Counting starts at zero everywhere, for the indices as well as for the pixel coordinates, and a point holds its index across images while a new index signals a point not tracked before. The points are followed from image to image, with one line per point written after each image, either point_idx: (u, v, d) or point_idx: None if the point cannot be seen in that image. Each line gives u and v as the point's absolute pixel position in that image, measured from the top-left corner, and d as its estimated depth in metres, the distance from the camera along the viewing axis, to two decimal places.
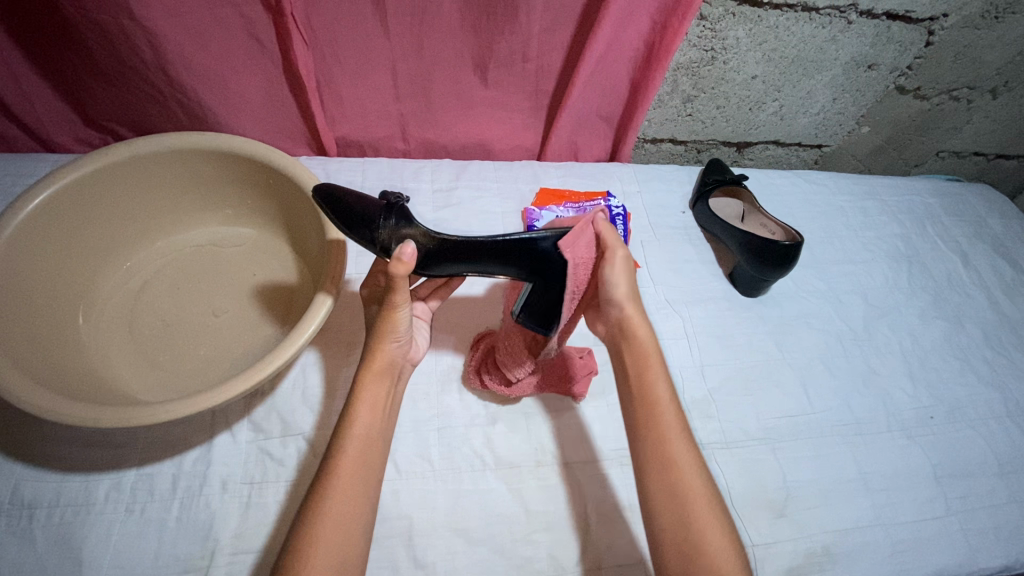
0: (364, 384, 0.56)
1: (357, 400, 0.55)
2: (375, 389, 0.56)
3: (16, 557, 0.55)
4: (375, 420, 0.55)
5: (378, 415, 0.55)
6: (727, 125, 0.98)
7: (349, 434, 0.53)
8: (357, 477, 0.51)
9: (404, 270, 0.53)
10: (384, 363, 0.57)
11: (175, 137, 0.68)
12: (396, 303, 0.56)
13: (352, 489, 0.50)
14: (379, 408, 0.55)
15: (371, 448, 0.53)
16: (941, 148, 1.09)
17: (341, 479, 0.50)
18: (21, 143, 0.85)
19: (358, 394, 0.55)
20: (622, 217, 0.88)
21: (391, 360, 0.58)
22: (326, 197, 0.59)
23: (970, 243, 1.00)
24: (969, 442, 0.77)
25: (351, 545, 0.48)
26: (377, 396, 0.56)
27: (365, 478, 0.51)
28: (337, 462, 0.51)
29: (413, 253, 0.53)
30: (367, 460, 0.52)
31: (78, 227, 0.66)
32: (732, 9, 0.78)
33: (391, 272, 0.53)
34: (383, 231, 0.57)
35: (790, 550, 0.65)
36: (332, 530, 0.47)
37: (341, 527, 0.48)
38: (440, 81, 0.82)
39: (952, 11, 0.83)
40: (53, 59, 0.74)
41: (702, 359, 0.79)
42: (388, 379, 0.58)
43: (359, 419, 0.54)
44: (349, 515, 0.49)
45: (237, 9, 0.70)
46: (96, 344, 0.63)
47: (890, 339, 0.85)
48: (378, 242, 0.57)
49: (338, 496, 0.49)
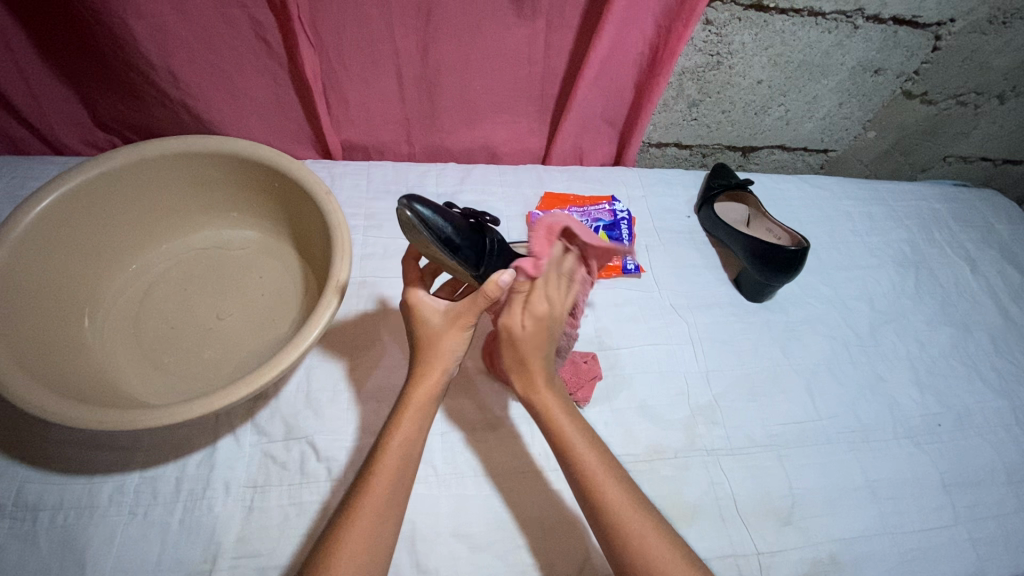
0: (406, 405, 0.54)
1: (396, 420, 0.53)
2: (418, 412, 0.54)
3: (19, 559, 0.55)
4: (415, 441, 0.53)
5: (418, 437, 0.53)
6: (732, 129, 0.98)
7: (385, 453, 0.51)
8: (388, 495, 0.50)
9: (495, 293, 0.52)
10: (428, 391, 0.54)
11: (182, 141, 0.68)
12: (465, 321, 0.55)
13: (382, 508, 0.49)
14: (419, 432, 0.53)
15: (406, 468, 0.52)
16: (947, 153, 1.08)
17: (373, 499, 0.49)
18: (30, 144, 0.86)
19: (403, 412, 0.53)
20: (626, 221, 0.89)
21: (438, 388, 0.55)
22: (429, 212, 0.51)
23: (978, 249, 0.99)
24: (978, 450, 0.76)
25: (374, 562, 0.47)
26: (420, 418, 0.53)
27: (396, 496, 0.50)
28: (369, 477, 0.50)
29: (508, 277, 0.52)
30: (401, 480, 0.51)
31: (85, 230, 0.67)
32: (737, 13, 0.77)
33: (485, 291, 0.52)
34: (487, 256, 0.55)
35: (796, 558, 0.64)
36: (356, 547, 0.47)
37: (365, 545, 0.47)
38: (446, 85, 0.82)
39: (959, 16, 0.83)
40: (62, 61, 0.74)
41: (707, 364, 0.78)
42: (432, 406, 0.55)
43: (401, 440, 0.52)
44: (373, 531, 0.48)
45: (245, 9, 0.70)
46: (102, 347, 0.64)
47: (897, 346, 0.85)
48: (482, 266, 0.55)
49: (368, 515, 0.48)
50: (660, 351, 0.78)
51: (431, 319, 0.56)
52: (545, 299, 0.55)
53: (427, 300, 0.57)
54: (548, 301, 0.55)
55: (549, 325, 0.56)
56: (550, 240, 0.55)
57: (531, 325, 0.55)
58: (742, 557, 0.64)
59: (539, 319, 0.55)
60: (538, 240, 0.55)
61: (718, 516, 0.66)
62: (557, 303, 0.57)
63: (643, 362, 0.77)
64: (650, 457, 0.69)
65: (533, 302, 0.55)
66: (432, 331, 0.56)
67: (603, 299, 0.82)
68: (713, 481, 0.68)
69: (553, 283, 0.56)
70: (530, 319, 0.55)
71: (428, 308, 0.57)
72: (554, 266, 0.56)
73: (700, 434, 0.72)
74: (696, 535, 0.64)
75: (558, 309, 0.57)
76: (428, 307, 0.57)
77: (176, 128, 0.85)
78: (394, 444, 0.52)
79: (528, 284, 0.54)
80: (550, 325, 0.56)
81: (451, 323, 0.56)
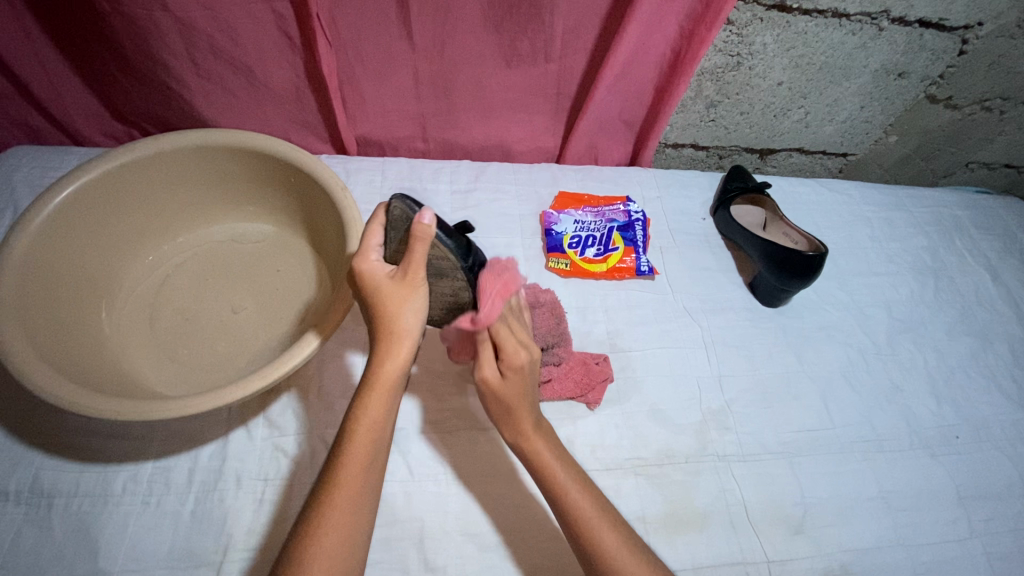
0: (372, 388, 0.51)
1: (363, 404, 0.50)
2: (386, 395, 0.51)
3: (34, 545, 0.56)
4: (382, 429, 0.50)
5: (387, 424, 0.51)
6: (750, 131, 0.96)
7: (352, 446, 0.49)
8: (359, 483, 0.48)
9: (425, 233, 0.51)
10: (396, 371, 0.51)
11: (200, 134, 0.69)
12: (416, 276, 0.52)
13: (357, 496, 0.47)
14: (387, 418, 0.51)
15: (377, 455, 0.50)
16: (970, 159, 1.06)
17: (345, 494, 0.47)
18: (51, 135, 0.87)
19: (364, 402, 0.50)
20: (641, 222, 0.89)
21: (405, 370, 0.52)
22: (416, 207, 0.56)
23: (999, 258, 0.97)
24: (994, 464, 0.75)
25: (351, 554, 0.46)
26: (388, 401, 0.51)
27: (369, 487, 0.49)
28: (338, 477, 0.48)
29: (432, 220, 0.53)
30: (372, 469, 0.49)
31: (103, 220, 0.67)
32: (760, 14, 0.76)
33: (413, 237, 0.52)
34: (474, 259, 0.59)
35: (806, 567, 0.64)
36: (331, 539, 0.45)
37: (342, 536, 0.46)
38: (462, 81, 0.82)
39: (988, 20, 0.81)
40: (82, 53, 0.75)
41: (720, 369, 0.77)
42: (400, 387, 0.52)
43: (369, 426, 0.49)
44: (350, 524, 0.47)
45: (268, 6, 0.70)
46: (117, 339, 0.64)
47: (913, 355, 0.83)
48: (469, 261, 0.58)
49: (342, 508, 0.47)
50: (670, 355, 0.77)
51: (377, 287, 0.53)
52: (513, 345, 0.53)
53: (376, 265, 0.54)
54: (517, 345, 0.53)
55: (526, 370, 0.53)
56: (501, 292, 0.55)
57: (511, 376, 0.53)
58: (751, 564, 0.63)
59: (517, 365, 0.53)
60: (487, 286, 0.56)
61: (728, 523, 0.66)
62: (528, 337, 0.56)
63: (656, 365, 0.76)
64: (660, 461, 0.69)
65: (510, 354, 0.53)
66: (385, 296, 0.52)
67: (615, 301, 0.82)
68: (723, 487, 0.68)
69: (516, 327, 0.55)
70: (511, 370, 0.53)
71: (377, 271, 0.54)
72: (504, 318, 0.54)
73: (712, 438, 0.71)
74: (706, 541, 0.64)
75: (532, 348, 0.54)
76: (378, 270, 0.54)
77: (193, 121, 0.85)
78: (361, 429, 0.49)
79: (492, 335, 0.53)
80: (527, 367, 0.53)
81: (402, 281, 0.52)
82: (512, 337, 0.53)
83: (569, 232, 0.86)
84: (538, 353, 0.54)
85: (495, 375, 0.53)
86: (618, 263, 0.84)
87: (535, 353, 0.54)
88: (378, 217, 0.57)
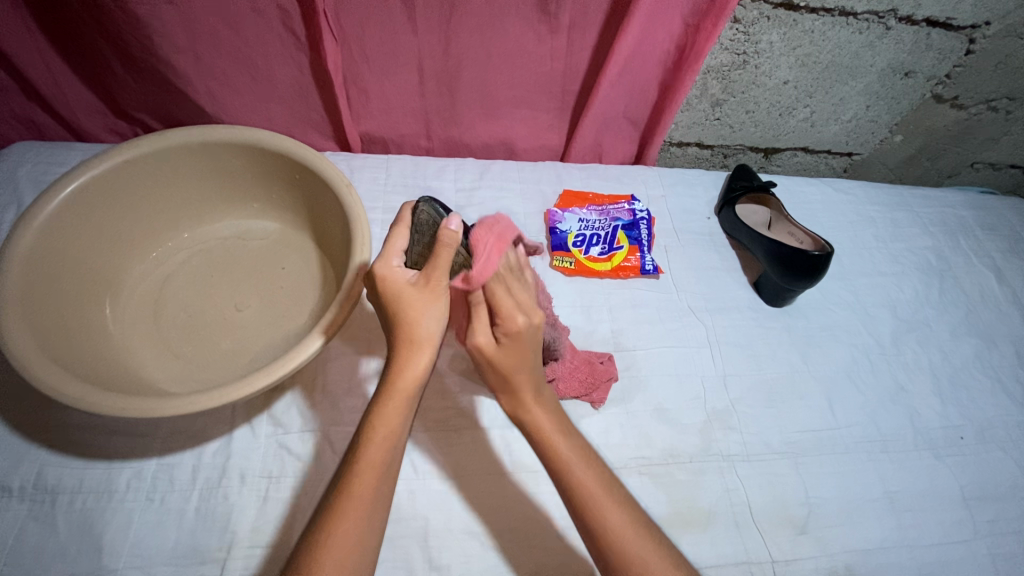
0: (390, 395, 0.50)
1: (380, 411, 0.50)
2: (403, 403, 0.50)
3: (37, 542, 0.56)
4: (396, 436, 0.50)
5: (402, 431, 0.50)
6: (756, 130, 0.96)
7: (366, 451, 0.48)
8: (373, 491, 0.48)
9: (450, 239, 0.52)
10: (415, 379, 0.51)
11: (205, 130, 0.68)
12: (440, 283, 0.52)
13: (369, 502, 0.47)
14: (403, 425, 0.50)
15: (391, 462, 0.49)
16: (976, 159, 1.05)
17: (357, 500, 0.47)
18: (54, 131, 0.87)
19: (380, 408, 0.50)
20: (645, 221, 0.88)
21: (424, 378, 0.51)
22: (442, 211, 0.61)
23: (1004, 258, 0.97)
24: (999, 465, 0.75)
25: (362, 560, 0.46)
26: (405, 408, 0.50)
27: (382, 493, 0.48)
28: (350, 482, 0.47)
29: (457, 225, 0.53)
30: (386, 475, 0.49)
31: (108, 216, 0.67)
32: (767, 12, 0.76)
33: (438, 241, 0.52)
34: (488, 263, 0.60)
35: (811, 567, 0.64)
36: (343, 544, 0.45)
37: (353, 540, 0.46)
38: (467, 78, 0.81)
39: (995, 19, 0.81)
40: (86, 49, 0.75)
41: (724, 369, 0.77)
42: (418, 395, 0.52)
43: (386, 434, 0.49)
44: (361, 529, 0.46)
45: (273, 2, 0.70)
46: (122, 335, 0.64)
47: (918, 355, 0.83)
48: None
49: (355, 514, 0.46)
50: (674, 354, 0.77)
51: (399, 292, 0.52)
52: (509, 307, 0.51)
53: (398, 270, 0.54)
54: (514, 308, 0.51)
55: (524, 335, 0.52)
56: (496, 244, 0.54)
57: (506, 341, 0.52)
58: (755, 564, 0.63)
59: (515, 330, 0.51)
60: (480, 242, 0.54)
61: (732, 524, 0.65)
62: (530, 302, 0.54)
63: (661, 364, 0.76)
64: (666, 460, 0.68)
65: (505, 314, 0.51)
66: (408, 302, 0.52)
67: (619, 300, 0.81)
68: (727, 486, 0.68)
69: (513, 285, 0.54)
70: (507, 334, 0.51)
71: (400, 277, 0.53)
72: (499, 274, 0.53)
73: (716, 437, 0.71)
74: (710, 541, 0.64)
75: (531, 314, 0.53)
76: (402, 276, 0.54)
77: (196, 117, 0.85)
78: (377, 436, 0.49)
79: (485, 293, 0.52)
80: (526, 332, 0.52)
81: (426, 287, 0.52)
82: (507, 298, 0.52)
83: (573, 230, 0.86)
84: (540, 319, 0.52)
85: (488, 339, 0.52)
86: (622, 262, 0.84)
87: (533, 320, 0.52)
88: (403, 220, 0.58)
